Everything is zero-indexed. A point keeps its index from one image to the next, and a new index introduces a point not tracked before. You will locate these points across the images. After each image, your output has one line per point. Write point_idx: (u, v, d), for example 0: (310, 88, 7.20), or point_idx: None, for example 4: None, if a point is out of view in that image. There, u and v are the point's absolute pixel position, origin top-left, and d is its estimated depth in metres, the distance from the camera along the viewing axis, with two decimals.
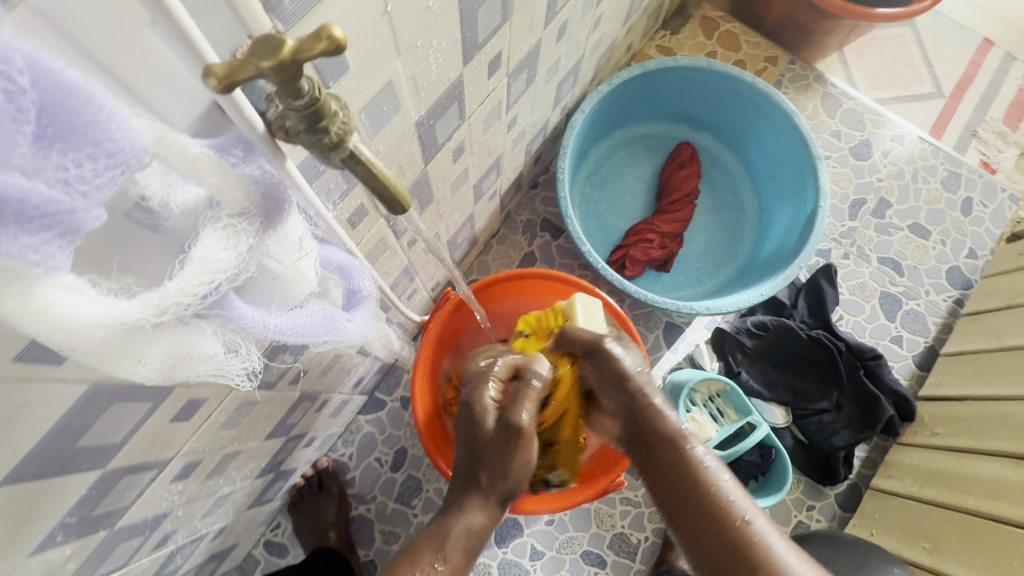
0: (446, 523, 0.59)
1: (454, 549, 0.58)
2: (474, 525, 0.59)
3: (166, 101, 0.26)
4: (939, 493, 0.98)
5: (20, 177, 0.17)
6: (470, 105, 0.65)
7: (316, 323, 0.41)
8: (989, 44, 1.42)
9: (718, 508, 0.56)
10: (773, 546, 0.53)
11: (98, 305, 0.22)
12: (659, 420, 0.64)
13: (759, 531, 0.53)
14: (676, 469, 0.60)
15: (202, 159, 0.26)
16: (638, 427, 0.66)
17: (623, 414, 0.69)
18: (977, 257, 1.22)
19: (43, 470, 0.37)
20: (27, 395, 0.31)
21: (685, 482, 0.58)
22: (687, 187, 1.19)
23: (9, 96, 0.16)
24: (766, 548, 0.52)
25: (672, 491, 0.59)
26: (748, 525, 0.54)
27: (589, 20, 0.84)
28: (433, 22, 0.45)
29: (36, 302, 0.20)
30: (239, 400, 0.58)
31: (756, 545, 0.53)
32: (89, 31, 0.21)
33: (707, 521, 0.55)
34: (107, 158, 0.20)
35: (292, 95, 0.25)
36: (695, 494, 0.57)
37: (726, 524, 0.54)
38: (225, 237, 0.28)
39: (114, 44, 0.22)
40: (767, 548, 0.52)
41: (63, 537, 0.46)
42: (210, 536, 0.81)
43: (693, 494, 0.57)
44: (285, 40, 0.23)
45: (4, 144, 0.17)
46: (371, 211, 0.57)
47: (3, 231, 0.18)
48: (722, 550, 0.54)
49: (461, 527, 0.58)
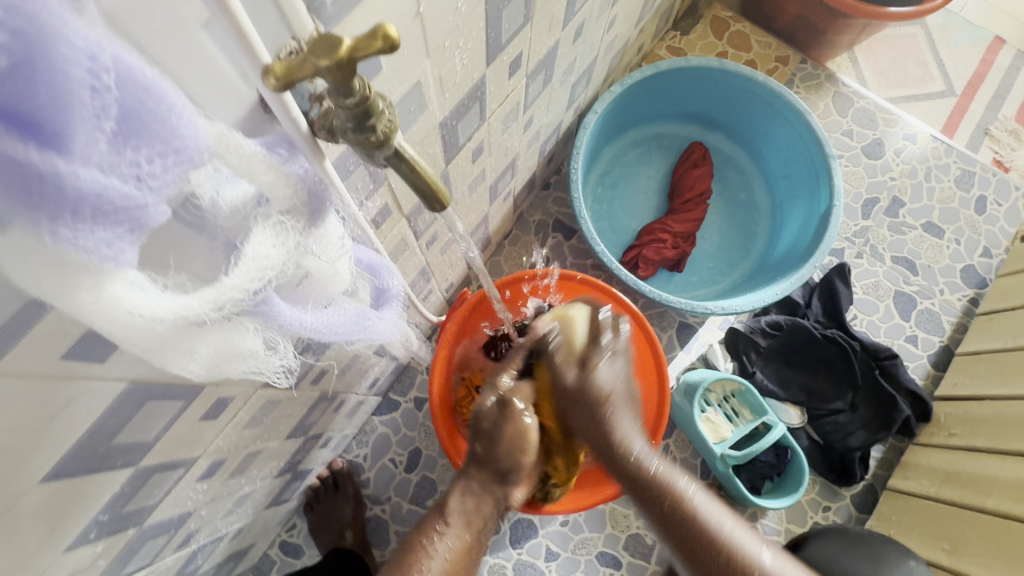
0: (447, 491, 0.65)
1: (454, 514, 0.62)
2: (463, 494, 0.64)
3: (219, 103, 0.26)
4: (958, 494, 0.97)
5: (99, 173, 0.18)
6: (490, 106, 0.65)
7: (348, 321, 0.41)
8: (1001, 42, 1.42)
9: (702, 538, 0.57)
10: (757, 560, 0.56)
11: (161, 299, 0.23)
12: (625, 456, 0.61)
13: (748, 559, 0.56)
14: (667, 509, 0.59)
15: (256, 158, 0.26)
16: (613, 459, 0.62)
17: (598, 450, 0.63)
18: (992, 256, 1.21)
19: (81, 467, 0.38)
20: (71, 392, 0.32)
21: (677, 518, 0.59)
22: (699, 187, 1.19)
23: (95, 93, 0.17)
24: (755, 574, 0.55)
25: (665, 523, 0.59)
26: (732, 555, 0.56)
27: (604, 21, 0.84)
28: (460, 23, 0.45)
29: (105, 297, 0.21)
30: (263, 400, 0.58)
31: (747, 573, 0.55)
32: (156, 39, 0.22)
33: (688, 547, 0.58)
34: (174, 155, 0.20)
35: (345, 94, 0.25)
36: (693, 534, 0.58)
37: (711, 549, 0.57)
38: (275, 235, 0.29)
39: (178, 50, 0.23)
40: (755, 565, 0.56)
41: (95, 534, 0.46)
42: (229, 536, 0.82)
43: (689, 530, 0.58)
44: (342, 39, 0.23)
45: (85, 141, 0.17)
46: (394, 210, 0.57)
47: (80, 225, 0.18)
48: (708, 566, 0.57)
49: (458, 497, 0.64)
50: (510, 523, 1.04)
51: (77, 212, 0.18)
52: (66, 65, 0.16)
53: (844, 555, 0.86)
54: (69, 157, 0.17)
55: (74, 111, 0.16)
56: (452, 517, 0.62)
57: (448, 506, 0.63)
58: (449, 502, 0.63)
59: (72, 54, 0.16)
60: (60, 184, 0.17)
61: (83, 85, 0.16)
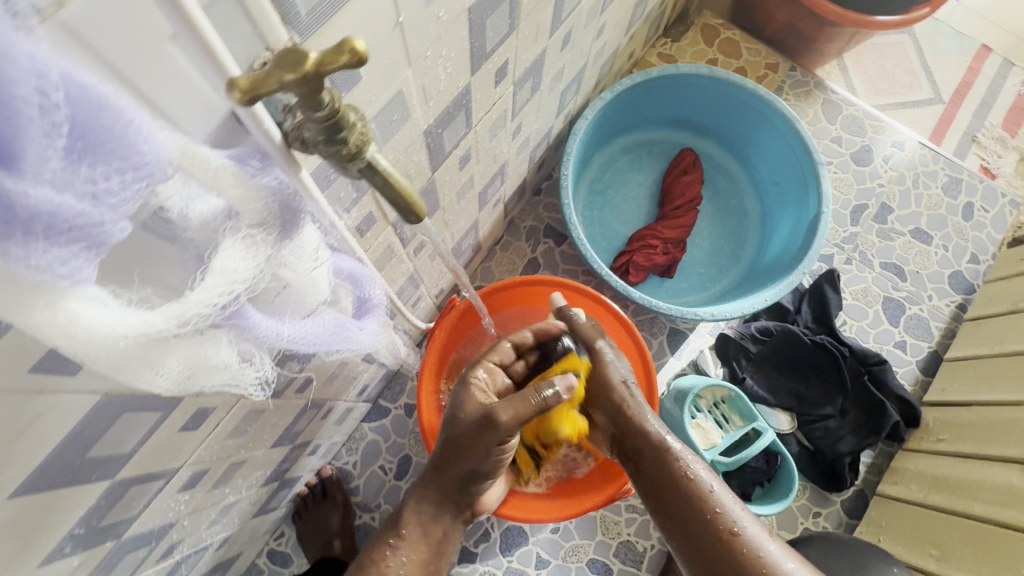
0: (406, 498, 0.65)
1: (409, 525, 0.64)
2: (422, 499, 0.65)
3: (189, 115, 0.26)
4: (946, 499, 0.97)
5: (52, 191, 0.18)
6: (476, 114, 0.65)
7: (326, 331, 0.40)
8: (987, 50, 1.43)
9: (707, 519, 0.60)
10: (766, 555, 0.57)
11: (121, 316, 0.22)
12: (640, 434, 0.67)
13: (749, 541, 0.57)
14: (670, 484, 0.63)
15: (223, 171, 0.26)
16: (629, 445, 0.68)
17: (612, 432, 0.71)
18: (979, 263, 1.22)
19: (53, 482, 0.37)
20: (39, 407, 0.31)
21: (680, 498, 0.62)
22: (689, 194, 1.19)
23: (45, 111, 0.16)
24: (757, 557, 0.57)
25: (661, 507, 0.63)
26: (733, 534, 0.58)
27: (593, 29, 0.85)
28: (442, 33, 0.45)
29: (62, 316, 0.20)
30: (246, 410, 0.57)
31: (744, 556, 0.57)
32: (123, 56, 0.22)
33: (693, 526, 0.60)
34: (134, 171, 0.20)
35: (314, 108, 0.25)
36: (696, 520, 0.60)
37: (718, 538, 0.58)
38: (244, 247, 0.29)
39: (148, 68, 0.23)
40: (760, 559, 0.56)
41: (71, 549, 0.46)
42: (214, 546, 0.81)
43: (700, 522, 0.60)
44: (309, 54, 0.23)
45: (35, 159, 0.17)
46: (378, 218, 0.57)
47: (33, 244, 0.18)
48: (716, 557, 0.58)
49: (414, 507, 0.65)
50: (500, 530, 1.04)
51: (29, 231, 0.17)
52: (12, 84, 0.15)
53: (828, 559, 0.86)
54: (19, 175, 0.17)
55: (22, 128, 0.16)
56: (408, 527, 0.64)
57: (404, 518, 0.64)
58: (406, 511, 0.65)
59: (17, 73, 0.15)
60: (10, 204, 0.17)
61: (30, 102, 0.16)
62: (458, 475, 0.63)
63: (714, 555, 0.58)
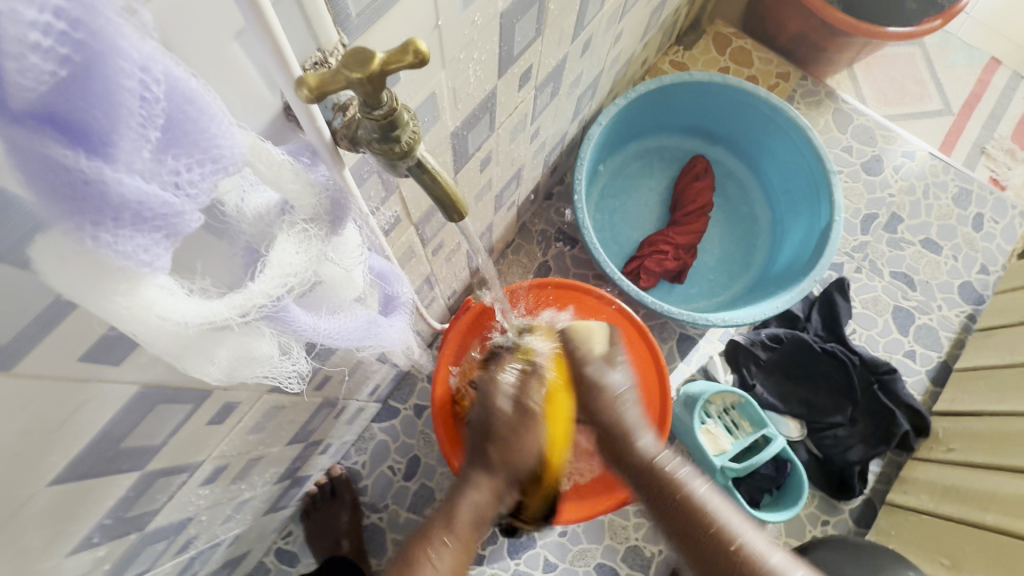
0: (454, 500, 0.60)
1: (456, 535, 0.57)
2: (484, 503, 0.60)
3: (246, 110, 0.27)
4: (957, 509, 0.97)
5: (141, 180, 0.18)
6: (499, 117, 0.66)
7: (359, 327, 0.41)
8: (997, 63, 1.44)
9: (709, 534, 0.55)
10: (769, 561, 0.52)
11: (189, 304, 0.23)
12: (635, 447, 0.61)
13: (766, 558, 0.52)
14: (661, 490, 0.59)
15: (285, 167, 0.28)
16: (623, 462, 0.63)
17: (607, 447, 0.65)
18: (989, 273, 1.22)
19: (89, 470, 0.38)
20: (83, 396, 0.32)
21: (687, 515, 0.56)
22: (701, 200, 1.20)
23: (144, 104, 0.18)
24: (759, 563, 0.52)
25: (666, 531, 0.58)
26: (739, 552, 0.53)
27: (611, 35, 0.86)
28: (476, 36, 0.46)
29: (138, 301, 0.21)
30: (269, 405, 0.58)
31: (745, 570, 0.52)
32: (198, 57, 0.23)
33: (682, 527, 0.57)
34: (212, 164, 0.21)
35: (373, 106, 0.26)
36: (679, 516, 0.57)
37: (713, 540, 0.54)
38: (298, 242, 0.30)
39: (219, 68, 0.24)
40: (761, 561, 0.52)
41: (98, 538, 0.46)
42: (226, 543, 0.81)
43: (694, 526, 0.56)
44: (375, 53, 0.24)
45: (129, 149, 0.18)
46: (403, 218, 0.57)
47: (120, 231, 0.19)
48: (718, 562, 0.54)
49: (469, 504, 0.59)
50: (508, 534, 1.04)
51: (117, 218, 0.18)
52: (120, 76, 0.16)
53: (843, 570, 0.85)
54: (114, 164, 0.18)
55: (122, 119, 0.17)
56: (460, 526, 0.58)
57: (458, 511, 0.59)
58: (461, 505, 0.59)
59: (126, 66, 0.16)
60: (104, 191, 0.18)
61: (133, 94, 0.17)
62: (506, 467, 0.62)
63: (716, 555, 0.54)
